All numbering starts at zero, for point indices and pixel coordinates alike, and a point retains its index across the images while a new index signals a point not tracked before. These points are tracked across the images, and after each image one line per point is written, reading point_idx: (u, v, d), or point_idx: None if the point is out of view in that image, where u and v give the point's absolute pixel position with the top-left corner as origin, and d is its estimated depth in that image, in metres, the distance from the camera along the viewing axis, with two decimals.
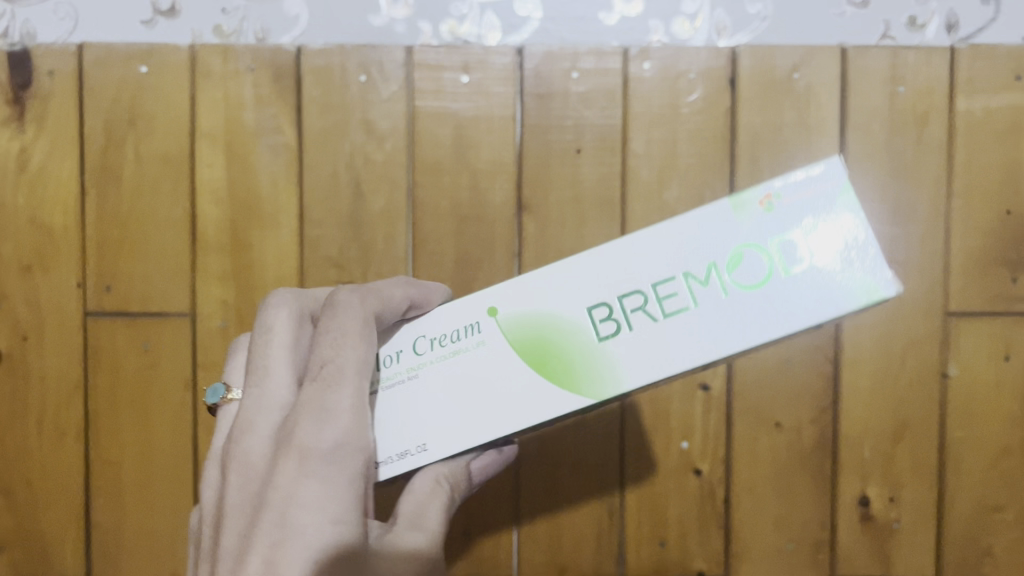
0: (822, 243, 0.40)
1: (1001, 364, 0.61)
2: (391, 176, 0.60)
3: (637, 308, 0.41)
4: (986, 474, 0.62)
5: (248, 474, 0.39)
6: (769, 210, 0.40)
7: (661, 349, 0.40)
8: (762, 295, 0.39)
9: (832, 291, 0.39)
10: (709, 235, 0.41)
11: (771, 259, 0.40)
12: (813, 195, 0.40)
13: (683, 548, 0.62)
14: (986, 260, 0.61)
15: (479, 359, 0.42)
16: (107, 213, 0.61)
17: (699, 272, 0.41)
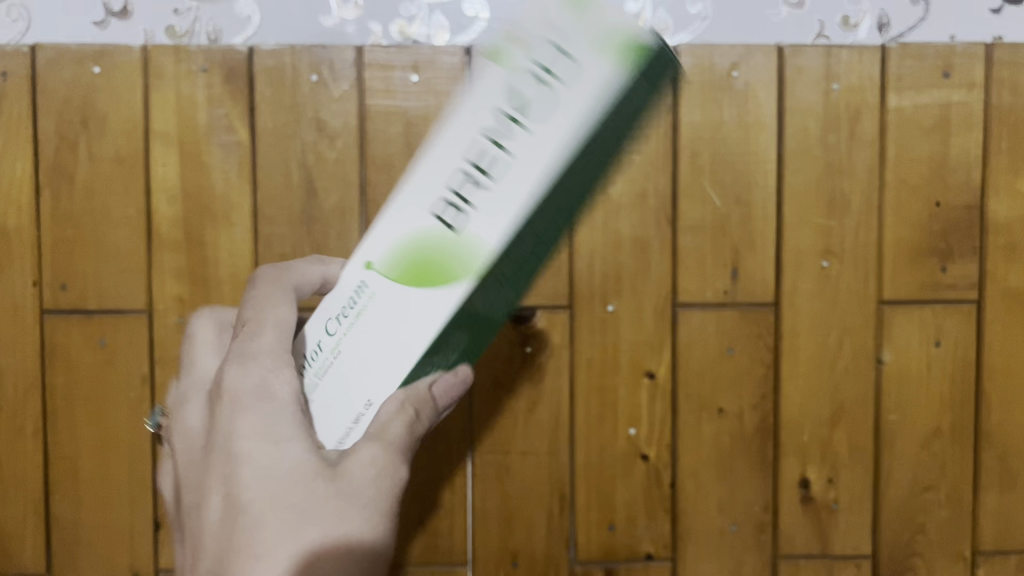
0: (586, 31, 0.40)
1: (932, 349, 0.64)
2: (343, 174, 0.62)
3: (467, 181, 0.41)
4: (918, 454, 0.65)
5: (190, 443, 0.45)
6: (514, 49, 0.41)
7: (517, 193, 0.41)
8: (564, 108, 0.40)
9: (605, 66, 0.40)
10: (490, 91, 0.42)
11: (545, 80, 0.41)
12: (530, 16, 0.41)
13: (631, 531, 0.64)
14: (916, 250, 0.64)
15: (381, 314, 0.42)
16: (61, 212, 0.61)
17: (495, 127, 0.41)
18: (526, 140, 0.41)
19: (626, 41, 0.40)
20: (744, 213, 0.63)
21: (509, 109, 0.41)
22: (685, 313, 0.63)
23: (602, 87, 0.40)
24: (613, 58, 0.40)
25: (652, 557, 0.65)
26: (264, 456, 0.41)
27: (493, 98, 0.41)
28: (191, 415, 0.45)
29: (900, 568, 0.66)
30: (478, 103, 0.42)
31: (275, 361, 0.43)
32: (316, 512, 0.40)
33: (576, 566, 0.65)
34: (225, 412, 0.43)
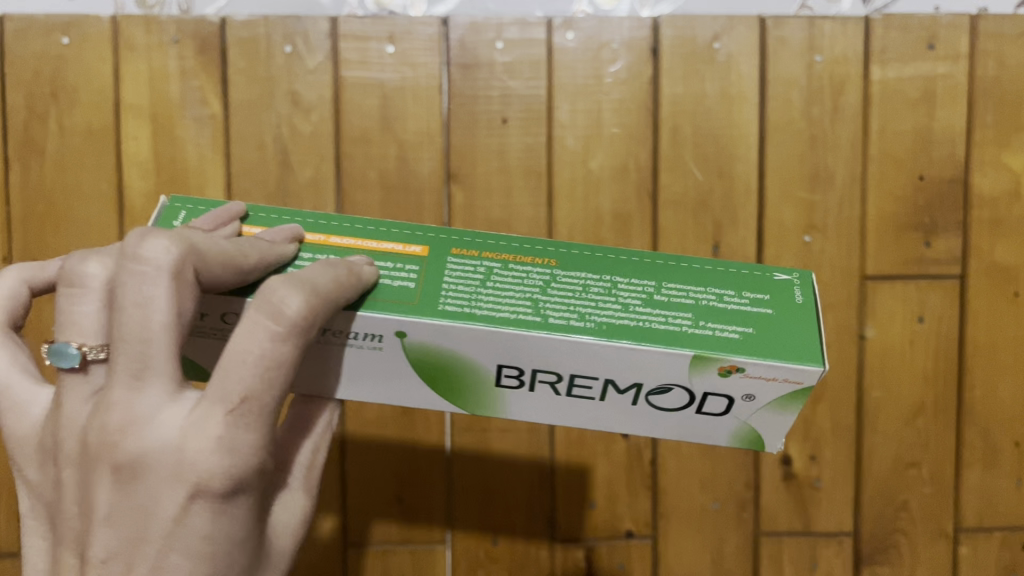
0: (753, 417, 0.39)
1: (915, 325, 0.64)
2: (319, 147, 0.61)
3: (552, 385, 0.39)
4: (901, 431, 0.64)
5: (122, 479, 0.31)
6: (724, 376, 0.36)
7: (563, 413, 0.40)
8: (666, 415, 0.40)
9: (716, 437, 0.41)
10: (657, 369, 0.37)
11: (690, 404, 0.38)
12: (771, 388, 0.37)
13: (611, 509, 0.64)
14: (899, 225, 0.63)
15: (388, 367, 0.39)
16: (30, 186, 0.60)
17: (625, 387, 0.38)
18: (615, 411, 0.40)
19: (750, 440, 0.40)
20: (726, 187, 0.62)
21: (697, 390, 0.37)
22: None
23: (711, 430, 0.40)
24: (734, 440, 0.41)
25: (633, 535, 0.64)
26: (197, 553, 0.31)
27: (675, 376, 0.37)
28: (132, 439, 0.31)
29: (882, 545, 0.65)
30: (658, 365, 0.36)
31: (259, 432, 0.32)
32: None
33: (557, 544, 0.64)
34: (167, 481, 0.31)
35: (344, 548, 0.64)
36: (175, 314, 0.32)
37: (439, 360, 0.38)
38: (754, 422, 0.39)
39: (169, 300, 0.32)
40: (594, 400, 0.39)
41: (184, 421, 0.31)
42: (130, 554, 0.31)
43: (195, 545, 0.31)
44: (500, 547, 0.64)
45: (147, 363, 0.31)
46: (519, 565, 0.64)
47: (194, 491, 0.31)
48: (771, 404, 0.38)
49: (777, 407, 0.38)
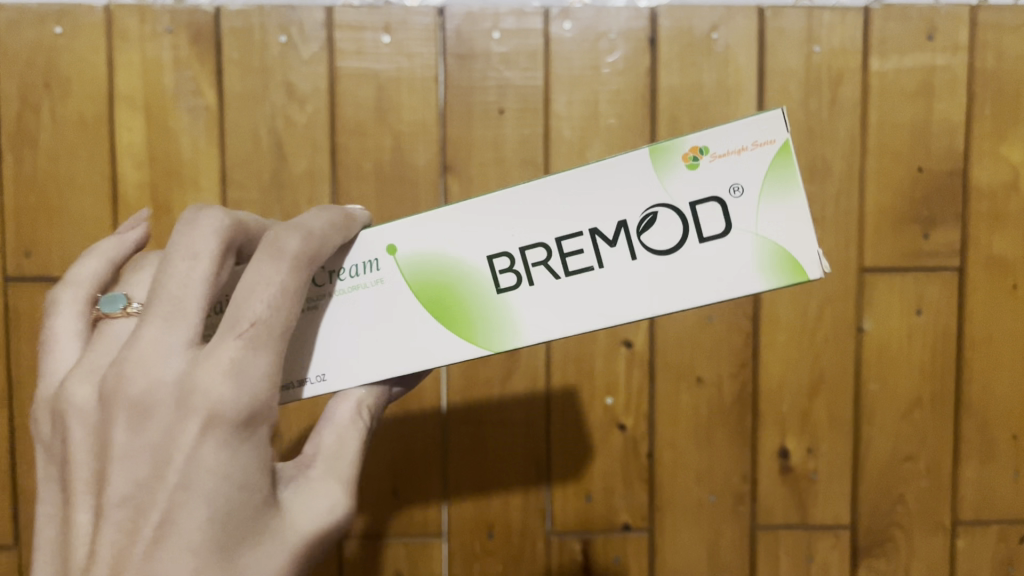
0: (761, 210, 0.38)
1: (913, 318, 0.63)
2: (313, 138, 0.60)
3: (544, 262, 0.40)
4: (898, 424, 0.64)
5: (140, 419, 0.34)
6: (692, 165, 0.39)
7: (572, 308, 0.40)
8: (674, 276, 0.39)
9: (755, 282, 0.38)
10: (630, 190, 0.39)
11: (684, 212, 0.39)
12: (754, 146, 0.38)
13: (607, 502, 0.64)
14: (897, 217, 0.63)
15: (381, 298, 0.41)
16: (24, 177, 0.60)
17: (611, 234, 0.39)
18: (618, 282, 0.39)
19: (785, 266, 0.38)
20: None
21: (681, 203, 0.39)
22: None
23: (731, 269, 0.38)
24: (764, 272, 0.38)
25: (629, 528, 0.64)
26: (207, 488, 0.34)
27: (651, 191, 0.39)
28: (147, 372, 0.34)
29: (879, 539, 0.65)
30: (632, 182, 0.39)
31: (271, 369, 0.35)
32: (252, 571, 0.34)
33: (552, 538, 0.64)
34: (180, 414, 0.34)
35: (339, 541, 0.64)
36: (214, 267, 0.36)
37: (433, 266, 0.41)
38: (764, 226, 0.38)
39: (214, 256, 0.36)
40: (594, 271, 0.40)
41: (197, 359, 0.34)
42: (146, 490, 0.34)
43: (207, 480, 0.34)
44: (495, 541, 0.64)
45: (175, 306, 0.35)
46: (514, 560, 0.64)
47: (207, 424, 0.34)
48: (767, 188, 0.38)
49: (769, 195, 0.38)
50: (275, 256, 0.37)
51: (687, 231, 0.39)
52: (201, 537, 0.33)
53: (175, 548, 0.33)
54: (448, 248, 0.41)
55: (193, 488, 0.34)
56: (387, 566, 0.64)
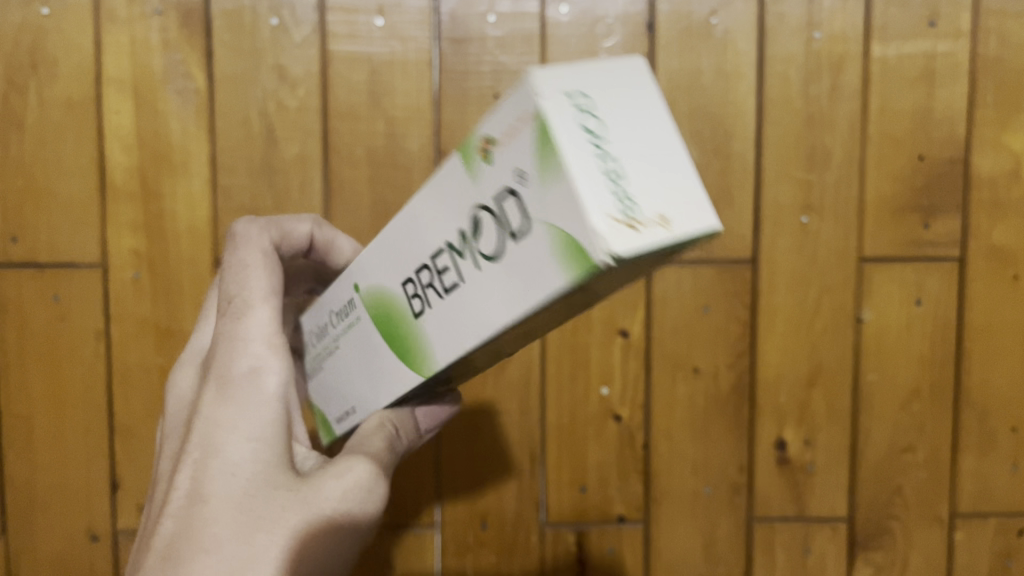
0: (546, 198, 0.28)
1: (913, 308, 0.63)
2: (305, 123, 0.59)
3: (429, 280, 0.34)
4: (897, 415, 0.63)
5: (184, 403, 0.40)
6: (488, 159, 0.30)
7: (455, 330, 0.33)
8: (506, 281, 0.30)
9: (557, 279, 0.28)
10: (454, 196, 0.32)
11: (494, 209, 0.30)
12: (521, 136, 0.29)
13: (603, 493, 0.63)
14: (897, 206, 0.62)
15: (359, 333, 0.39)
16: (11, 161, 0.59)
17: (457, 243, 0.32)
18: (477, 293, 0.32)
19: (579, 253, 0.27)
20: (722, 166, 0.61)
21: (488, 200, 0.31)
22: (660, 268, 0.61)
23: (541, 267, 0.29)
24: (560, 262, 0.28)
25: (624, 519, 0.63)
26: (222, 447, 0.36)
27: (466, 192, 0.32)
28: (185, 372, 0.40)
29: (877, 530, 0.64)
30: (453, 188, 0.32)
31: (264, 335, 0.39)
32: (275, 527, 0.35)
33: (546, 528, 0.63)
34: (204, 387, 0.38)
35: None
36: None
37: (378, 296, 0.37)
38: (553, 214, 0.28)
39: None
40: (460, 285, 0.32)
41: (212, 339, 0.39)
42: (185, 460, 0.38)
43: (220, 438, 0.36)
44: (489, 531, 0.63)
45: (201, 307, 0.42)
46: (508, 550, 0.64)
47: (219, 389, 0.38)
48: (543, 175, 0.28)
49: (546, 174, 0.28)
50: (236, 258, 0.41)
51: (502, 229, 0.30)
52: (221, 488, 0.36)
53: (197, 500, 0.36)
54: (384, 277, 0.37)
55: (212, 450, 0.36)
56: (380, 556, 0.64)
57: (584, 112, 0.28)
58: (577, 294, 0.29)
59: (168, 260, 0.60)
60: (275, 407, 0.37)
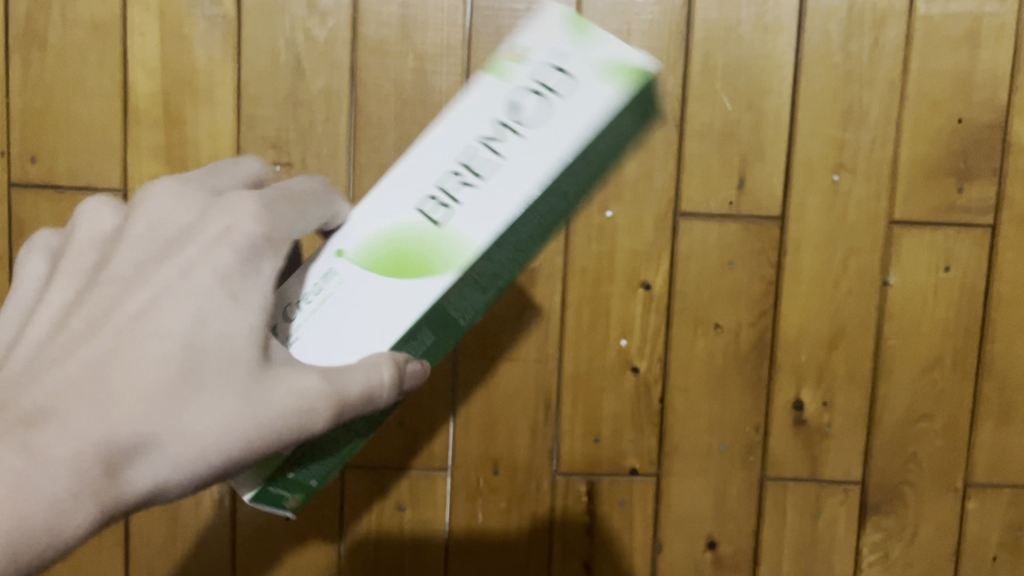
0: (582, 61, 0.39)
1: (940, 274, 0.62)
2: (333, 56, 0.58)
3: (458, 182, 0.39)
4: (916, 382, 0.63)
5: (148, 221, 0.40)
6: (519, 61, 0.40)
7: (447, 133, 0.40)
8: (543, 136, 0.38)
9: (606, 89, 0.38)
10: (484, 103, 0.40)
11: (542, 94, 0.39)
12: (493, 91, 0.40)
13: (616, 445, 0.63)
14: (932, 169, 0.61)
15: (347, 300, 0.38)
16: (32, 80, 0.58)
17: (492, 132, 0.39)
18: (467, 128, 0.39)
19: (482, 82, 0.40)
20: (755, 119, 0.60)
21: (519, 121, 0.39)
22: (686, 222, 0.60)
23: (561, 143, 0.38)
24: (616, 83, 0.38)
25: (636, 472, 0.63)
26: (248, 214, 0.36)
27: (496, 103, 0.39)
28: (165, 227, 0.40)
29: (889, 496, 0.64)
30: (474, 114, 0.40)
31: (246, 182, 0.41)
32: (175, 326, 0.34)
33: (558, 477, 0.63)
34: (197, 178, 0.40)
35: (340, 477, 0.63)
36: None
37: (380, 249, 0.39)
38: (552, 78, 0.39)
39: None
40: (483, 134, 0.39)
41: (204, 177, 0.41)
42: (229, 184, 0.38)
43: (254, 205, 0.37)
44: (500, 477, 0.63)
45: None
46: (519, 497, 0.63)
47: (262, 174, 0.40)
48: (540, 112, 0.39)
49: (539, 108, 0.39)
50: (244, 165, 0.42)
51: (510, 128, 0.39)
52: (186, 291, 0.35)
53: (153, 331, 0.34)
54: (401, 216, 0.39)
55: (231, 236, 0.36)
56: (390, 498, 0.64)
57: (546, 75, 0.39)
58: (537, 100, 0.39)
59: None
60: (198, 234, 0.36)
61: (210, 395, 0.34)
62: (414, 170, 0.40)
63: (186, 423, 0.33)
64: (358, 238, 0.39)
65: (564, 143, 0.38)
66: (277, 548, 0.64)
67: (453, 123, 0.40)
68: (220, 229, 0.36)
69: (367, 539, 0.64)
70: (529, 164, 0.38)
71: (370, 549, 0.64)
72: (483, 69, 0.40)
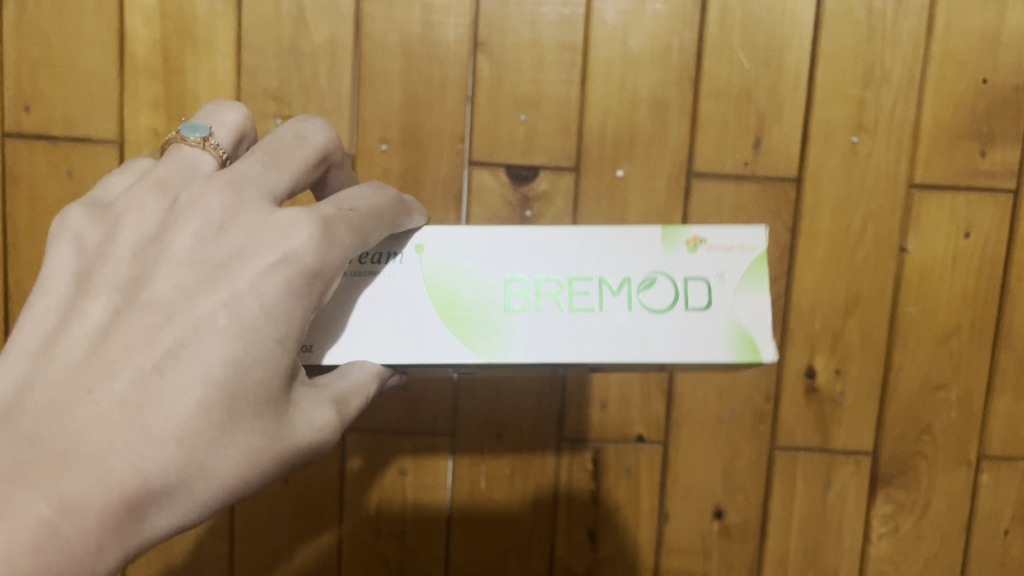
0: (734, 305, 0.40)
1: (960, 241, 0.60)
2: (338, 6, 0.56)
3: (552, 295, 0.40)
4: (932, 352, 0.61)
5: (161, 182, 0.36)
6: (692, 252, 0.40)
7: (581, 255, 0.41)
8: (651, 324, 0.40)
9: (723, 347, 0.40)
10: (634, 249, 0.41)
11: (677, 292, 0.40)
12: (649, 247, 0.41)
13: (624, 412, 0.62)
14: (954, 132, 0.59)
15: (392, 288, 0.40)
16: (26, 26, 0.56)
17: (615, 279, 0.40)
18: (600, 259, 0.40)
19: (739, 323, 0.40)
20: (773, 78, 0.58)
21: (641, 287, 0.40)
22: (700, 184, 0.58)
23: (657, 343, 0.40)
24: (732, 350, 0.40)
25: (644, 440, 0.62)
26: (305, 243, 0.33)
27: (651, 253, 0.41)
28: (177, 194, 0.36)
29: (901, 468, 0.63)
30: (618, 248, 0.41)
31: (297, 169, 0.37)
32: (222, 367, 0.32)
33: (563, 445, 0.62)
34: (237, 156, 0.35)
35: (340, 452, 0.62)
36: None
37: (452, 284, 0.40)
38: (688, 286, 0.40)
39: None
40: (608, 273, 0.40)
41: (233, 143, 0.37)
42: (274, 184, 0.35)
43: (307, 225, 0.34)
44: (504, 444, 0.62)
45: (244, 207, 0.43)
46: (523, 464, 0.62)
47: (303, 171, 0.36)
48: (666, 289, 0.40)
49: (661, 304, 0.40)
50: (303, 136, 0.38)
51: (629, 287, 0.40)
52: (233, 326, 0.32)
53: (193, 369, 0.32)
54: (483, 274, 0.41)
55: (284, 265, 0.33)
56: (392, 463, 0.62)
57: (697, 282, 0.40)
58: (666, 305, 0.40)
59: None
60: (242, 253, 0.33)
61: (251, 438, 0.33)
62: (544, 251, 0.41)
63: (215, 471, 0.32)
64: (445, 253, 0.41)
65: (653, 347, 0.40)
66: (276, 521, 0.63)
67: (592, 242, 0.41)
68: (275, 258, 0.33)
69: (370, 516, 0.63)
70: (615, 338, 0.40)
71: (372, 522, 0.63)
72: (662, 226, 0.41)
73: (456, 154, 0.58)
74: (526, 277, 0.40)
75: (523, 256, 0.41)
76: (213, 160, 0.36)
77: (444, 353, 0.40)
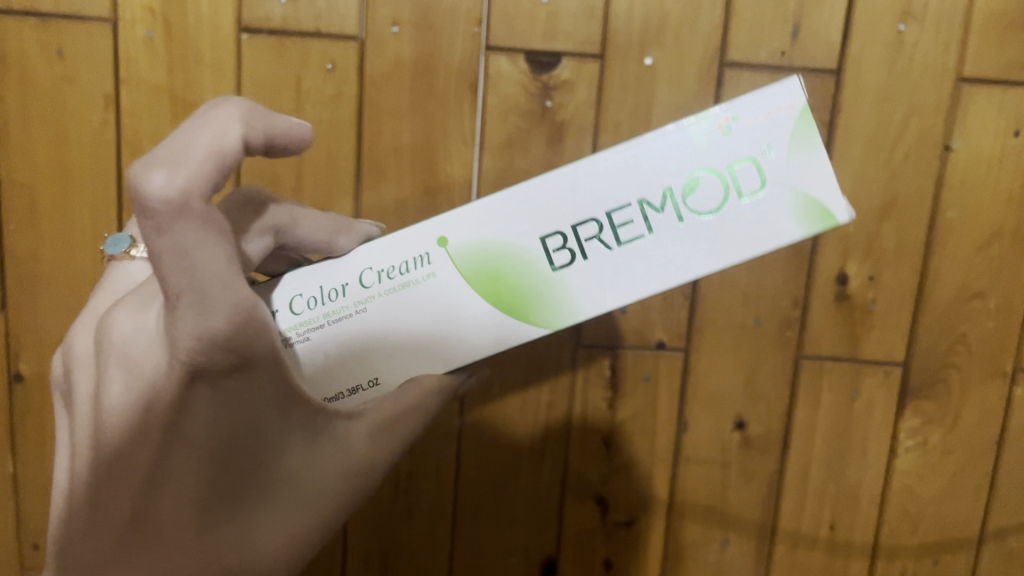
0: (790, 172, 0.37)
1: (1008, 140, 0.56)
2: None
3: (594, 235, 0.38)
4: (971, 258, 0.58)
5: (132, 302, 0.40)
6: (727, 133, 0.37)
7: (611, 183, 0.38)
8: (711, 231, 0.37)
9: (793, 226, 0.37)
10: (665, 160, 0.38)
11: (726, 185, 0.37)
12: (680, 148, 0.38)
13: (644, 316, 0.59)
14: (1008, 20, 0.55)
15: (431, 294, 0.39)
16: None
17: (656, 199, 0.38)
18: (634, 186, 0.38)
19: (806, 194, 0.37)
20: None
21: (689, 197, 0.38)
22: (733, 74, 0.55)
23: (724, 249, 0.38)
24: (804, 222, 0.37)
25: (664, 346, 0.59)
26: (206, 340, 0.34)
27: (685, 158, 0.38)
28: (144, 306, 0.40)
29: (932, 380, 0.60)
30: (652, 167, 0.38)
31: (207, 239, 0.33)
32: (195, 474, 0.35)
33: (579, 350, 0.59)
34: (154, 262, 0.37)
35: None
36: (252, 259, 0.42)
37: (487, 263, 0.39)
38: (737, 171, 0.37)
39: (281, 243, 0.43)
40: (646, 201, 0.38)
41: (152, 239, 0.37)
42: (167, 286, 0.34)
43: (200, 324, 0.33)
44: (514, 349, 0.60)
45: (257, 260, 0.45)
46: (537, 370, 0.60)
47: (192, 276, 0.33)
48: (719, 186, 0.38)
49: (715, 204, 0.37)
50: (145, 204, 0.31)
51: (675, 210, 0.38)
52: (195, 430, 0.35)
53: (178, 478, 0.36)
54: (512, 236, 0.39)
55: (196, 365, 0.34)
56: None
57: (746, 163, 0.37)
58: (719, 204, 0.37)
59: (186, 21, 0.54)
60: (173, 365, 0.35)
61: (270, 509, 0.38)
62: (562, 185, 0.38)
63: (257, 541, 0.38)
64: (470, 233, 0.39)
65: (718, 256, 0.37)
66: None
67: (622, 170, 0.38)
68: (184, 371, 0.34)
69: None
70: (675, 260, 0.38)
71: None
72: (685, 120, 0.38)
73: (471, 38, 0.54)
74: (563, 229, 0.38)
75: (549, 195, 0.38)
76: (145, 261, 0.43)
77: (493, 339, 0.39)
